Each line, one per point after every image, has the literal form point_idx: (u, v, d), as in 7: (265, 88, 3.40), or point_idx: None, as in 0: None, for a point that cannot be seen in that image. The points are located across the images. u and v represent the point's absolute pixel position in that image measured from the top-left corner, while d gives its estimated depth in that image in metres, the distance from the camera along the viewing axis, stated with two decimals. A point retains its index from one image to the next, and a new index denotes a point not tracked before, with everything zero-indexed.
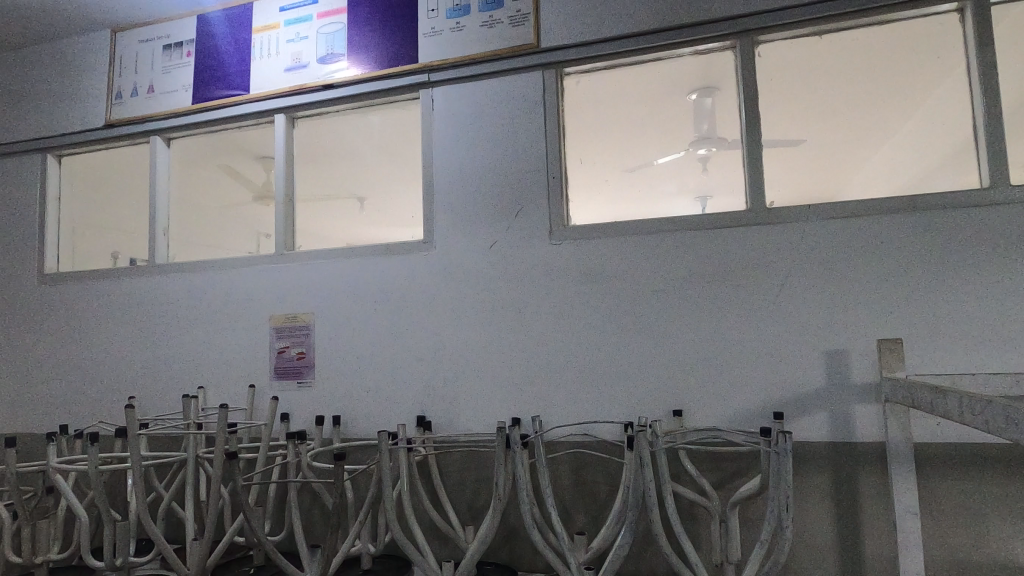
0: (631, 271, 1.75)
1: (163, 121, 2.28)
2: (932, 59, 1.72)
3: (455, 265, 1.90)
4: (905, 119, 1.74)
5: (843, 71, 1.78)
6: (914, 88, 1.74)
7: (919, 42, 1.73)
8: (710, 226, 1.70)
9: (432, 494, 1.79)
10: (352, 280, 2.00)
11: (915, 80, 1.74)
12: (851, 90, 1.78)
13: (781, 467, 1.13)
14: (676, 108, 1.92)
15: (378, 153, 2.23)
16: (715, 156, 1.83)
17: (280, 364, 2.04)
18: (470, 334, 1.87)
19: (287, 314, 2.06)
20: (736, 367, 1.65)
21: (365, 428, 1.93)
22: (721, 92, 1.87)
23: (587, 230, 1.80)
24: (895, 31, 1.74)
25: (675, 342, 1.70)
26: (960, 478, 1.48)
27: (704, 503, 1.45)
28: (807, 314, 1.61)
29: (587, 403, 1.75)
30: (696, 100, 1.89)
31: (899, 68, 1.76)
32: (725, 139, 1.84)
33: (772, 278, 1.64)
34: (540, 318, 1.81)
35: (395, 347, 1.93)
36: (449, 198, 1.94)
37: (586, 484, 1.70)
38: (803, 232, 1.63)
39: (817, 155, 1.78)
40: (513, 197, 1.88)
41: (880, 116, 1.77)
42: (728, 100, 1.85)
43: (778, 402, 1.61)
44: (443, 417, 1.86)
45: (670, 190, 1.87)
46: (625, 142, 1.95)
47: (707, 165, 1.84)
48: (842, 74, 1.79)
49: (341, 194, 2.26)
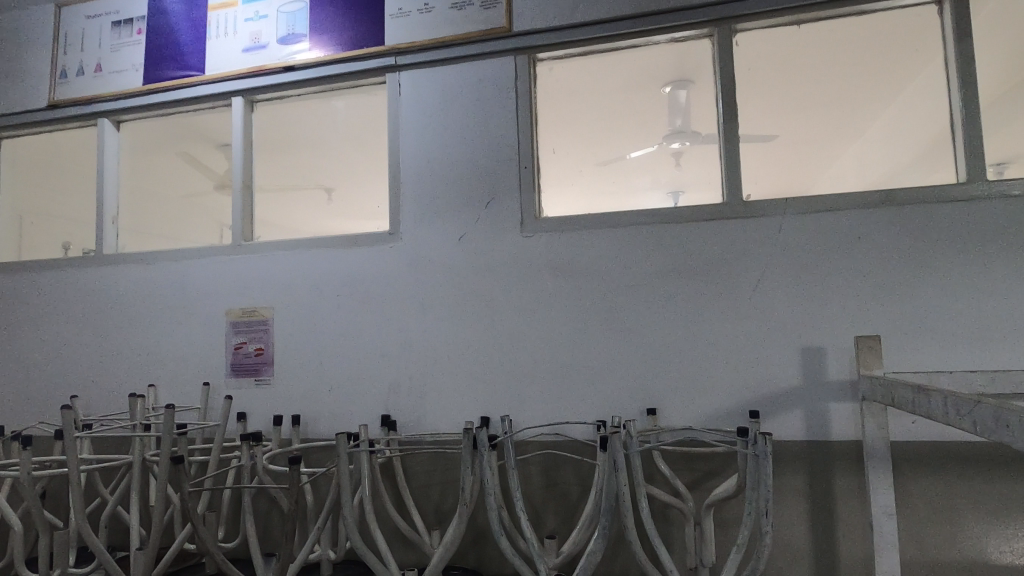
0: (604, 265, 1.69)
1: (111, 103, 2.15)
2: (908, 52, 1.71)
3: (422, 258, 1.82)
4: (878, 115, 1.75)
5: (818, 65, 1.77)
6: (887, 81, 1.73)
7: (895, 35, 1.71)
8: (686, 220, 1.65)
9: (396, 497, 1.71)
10: (314, 273, 1.91)
11: (890, 74, 1.74)
12: (825, 85, 1.77)
13: (761, 469, 1.08)
14: (648, 100, 1.88)
15: (344, 140, 2.18)
16: (688, 151, 1.81)
17: (237, 361, 1.94)
18: (437, 330, 1.79)
19: (245, 309, 1.95)
20: (712, 365, 1.60)
21: (327, 428, 1.84)
22: (695, 85, 1.82)
23: (560, 223, 1.74)
24: (872, 23, 1.71)
25: (650, 338, 1.65)
26: (934, 477, 1.46)
27: (679, 505, 1.40)
28: (784, 310, 1.57)
29: (559, 401, 1.69)
30: (671, 93, 1.86)
31: (874, 62, 1.74)
32: (699, 133, 1.80)
33: (749, 274, 1.60)
34: (510, 314, 1.74)
35: (359, 343, 1.84)
36: (416, 188, 1.86)
37: (557, 485, 1.65)
38: (780, 227, 1.59)
39: (790, 149, 1.76)
40: (483, 187, 1.81)
41: (854, 110, 1.77)
42: (705, 90, 1.80)
43: (753, 401, 1.57)
44: (408, 416, 1.78)
45: (643, 185, 1.86)
46: (600, 134, 1.91)
47: (680, 160, 1.82)
48: (817, 67, 1.77)
49: (307, 183, 2.23)
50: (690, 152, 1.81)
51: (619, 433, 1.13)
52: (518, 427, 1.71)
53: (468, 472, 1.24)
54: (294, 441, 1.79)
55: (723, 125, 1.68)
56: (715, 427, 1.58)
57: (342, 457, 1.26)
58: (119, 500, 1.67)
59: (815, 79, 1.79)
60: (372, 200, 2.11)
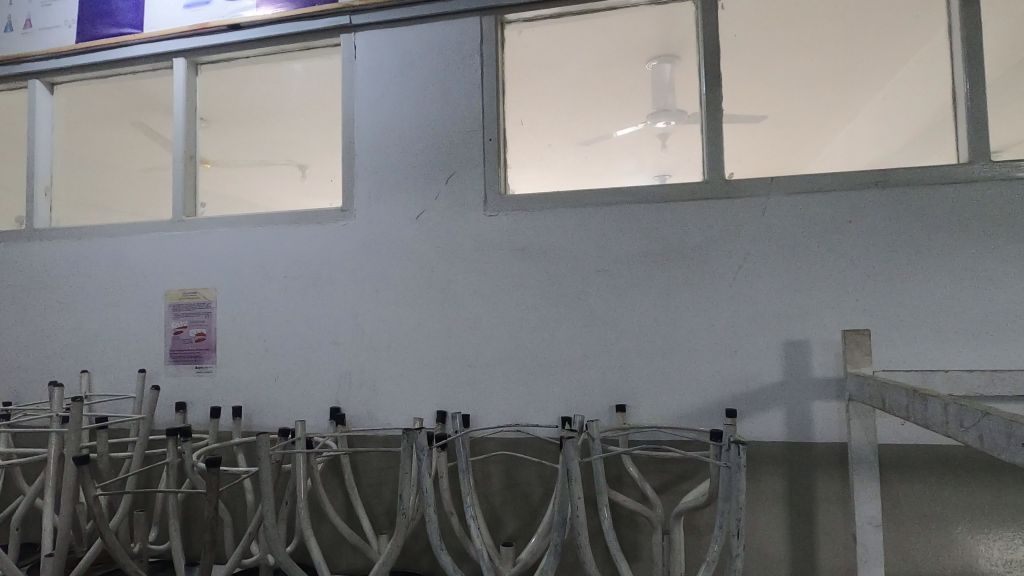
0: (573, 248, 1.55)
1: (41, 62, 1.96)
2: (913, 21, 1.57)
3: (377, 237, 1.67)
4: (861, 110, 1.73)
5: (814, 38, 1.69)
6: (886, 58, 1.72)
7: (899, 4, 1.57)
8: (662, 200, 1.51)
9: (345, 496, 1.58)
10: (260, 253, 1.75)
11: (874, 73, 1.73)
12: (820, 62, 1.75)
13: (735, 482, 0.94)
14: (631, 77, 1.79)
15: (304, 107, 2.06)
16: (675, 132, 1.67)
17: (177, 346, 1.79)
18: (392, 316, 1.64)
19: (185, 290, 1.80)
20: (686, 357, 1.47)
21: (273, 420, 1.70)
22: (681, 61, 1.70)
23: (526, 201, 1.59)
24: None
25: (620, 329, 1.51)
26: (923, 483, 1.34)
27: (646, 513, 1.28)
28: (766, 300, 1.44)
29: (522, 395, 1.55)
30: (655, 68, 1.75)
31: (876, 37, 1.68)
32: (685, 112, 1.66)
33: (729, 260, 1.47)
34: (470, 299, 1.60)
35: (308, 330, 1.70)
36: (373, 161, 1.70)
37: (517, 486, 1.52)
38: (764, 208, 1.45)
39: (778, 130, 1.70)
40: (444, 161, 1.65)
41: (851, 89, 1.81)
42: (689, 65, 1.67)
43: (730, 398, 1.44)
44: (359, 409, 1.64)
45: (630, 169, 1.75)
46: (589, 112, 1.84)
47: (666, 142, 1.69)
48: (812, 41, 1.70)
49: (281, 159, 2.14)
50: (677, 133, 1.67)
51: (576, 440, 0.98)
52: (477, 422, 1.57)
53: (407, 478, 1.09)
54: (235, 435, 1.64)
55: (706, 96, 1.53)
56: (688, 425, 1.46)
57: (263, 461, 1.10)
58: (38, 496, 1.53)
59: (795, 61, 1.74)
60: (329, 171, 1.99)
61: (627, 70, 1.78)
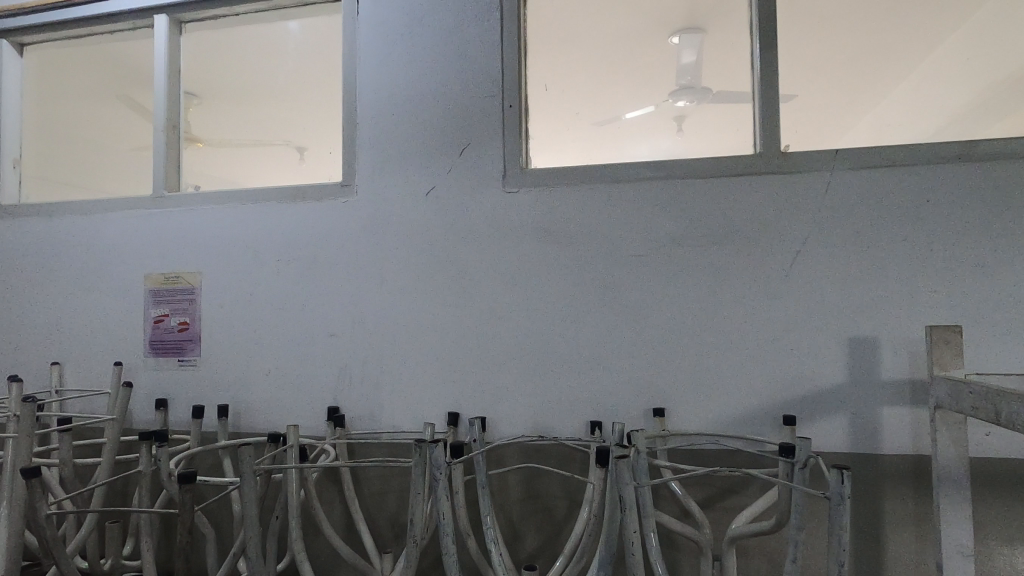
0: (604, 229, 1.37)
1: (7, 20, 1.77)
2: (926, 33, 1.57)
3: (381, 216, 1.48)
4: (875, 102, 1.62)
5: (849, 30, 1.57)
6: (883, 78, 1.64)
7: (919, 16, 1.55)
8: (707, 175, 1.32)
9: (344, 508, 1.41)
10: (250, 233, 1.57)
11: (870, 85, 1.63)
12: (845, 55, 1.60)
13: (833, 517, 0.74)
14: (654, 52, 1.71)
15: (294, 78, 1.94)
16: (693, 114, 1.59)
17: (157, 337, 1.60)
18: (398, 306, 1.46)
19: (167, 274, 1.61)
20: (734, 354, 1.29)
21: (264, 420, 1.52)
22: (709, 34, 1.60)
23: (550, 176, 1.40)
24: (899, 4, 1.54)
25: (659, 322, 1.33)
26: (1009, 501, 1.17)
27: (695, 536, 1.10)
28: (829, 290, 1.25)
29: (544, 396, 1.37)
30: (678, 44, 1.67)
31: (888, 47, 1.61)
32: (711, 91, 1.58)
33: (786, 243, 1.28)
34: (487, 287, 1.41)
35: (303, 320, 1.52)
36: (377, 131, 1.51)
37: (539, 498, 1.34)
38: (826, 185, 1.27)
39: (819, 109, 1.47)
40: (456, 131, 1.46)
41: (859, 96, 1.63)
42: (722, 38, 1.57)
43: (786, 402, 1.26)
44: (360, 410, 1.47)
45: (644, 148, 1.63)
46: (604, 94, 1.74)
47: (682, 125, 1.61)
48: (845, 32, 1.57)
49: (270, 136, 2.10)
50: (695, 114, 1.59)
51: (629, 458, 0.79)
52: (493, 425, 1.39)
53: (419, 502, 0.90)
54: (220, 438, 1.46)
55: (759, 55, 1.33)
56: (736, 432, 1.28)
57: (245, 477, 0.91)
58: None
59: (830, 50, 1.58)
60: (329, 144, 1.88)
61: (650, 43, 1.71)
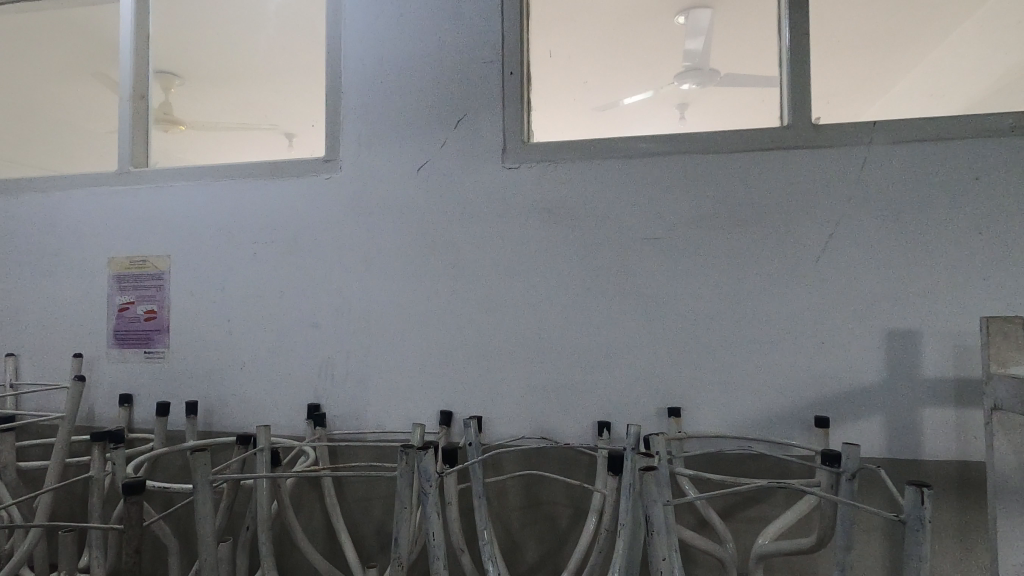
0: (613, 209, 1.24)
1: None
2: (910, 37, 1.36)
3: (367, 196, 1.35)
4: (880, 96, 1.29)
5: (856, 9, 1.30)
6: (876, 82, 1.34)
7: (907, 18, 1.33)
8: (729, 149, 1.20)
9: (325, 515, 1.28)
10: (223, 214, 1.43)
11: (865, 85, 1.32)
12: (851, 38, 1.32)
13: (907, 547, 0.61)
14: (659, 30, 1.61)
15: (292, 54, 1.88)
16: (696, 99, 1.63)
17: (122, 326, 1.46)
18: (386, 293, 1.33)
19: (133, 258, 1.47)
20: (758, 349, 1.17)
21: (238, 418, 1.39)
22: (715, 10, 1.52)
23: (554, 150, 1.27)
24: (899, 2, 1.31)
25: (674, 313, 1.20)
26: None
27: (719, 554, 0.97)
28: (865, 278, 1.13)
29: (545, 393, 1.25)
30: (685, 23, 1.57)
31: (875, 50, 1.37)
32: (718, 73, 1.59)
33: (816, 226, 1.16)
34: (483, 272, 1.28)
35: (281, 309, 1.38)
36: (363, 100, 1.37)
37: (540, 506, 1.22)
38: (862, 162, 1.14)
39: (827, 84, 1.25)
40: (450, 102, 1.33)
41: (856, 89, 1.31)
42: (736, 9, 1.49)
43: (816, 402, 1.14)
44: (343, 408, 1.33)
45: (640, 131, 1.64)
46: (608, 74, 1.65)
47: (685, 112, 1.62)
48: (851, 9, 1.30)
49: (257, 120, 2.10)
50: (698, 100, 1.64)
51: (657, 471, 0.66)
52: (489, 424, 1.26)
53: (405, 522, 0.76)
54: (188, 439, 1.33)
55: (788, 15, 1.20)
56: (760, 435, 1.15)
57: (199, 492, 0.77)
58: None
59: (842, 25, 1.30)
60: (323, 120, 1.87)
61: (652, 21, 1.58)
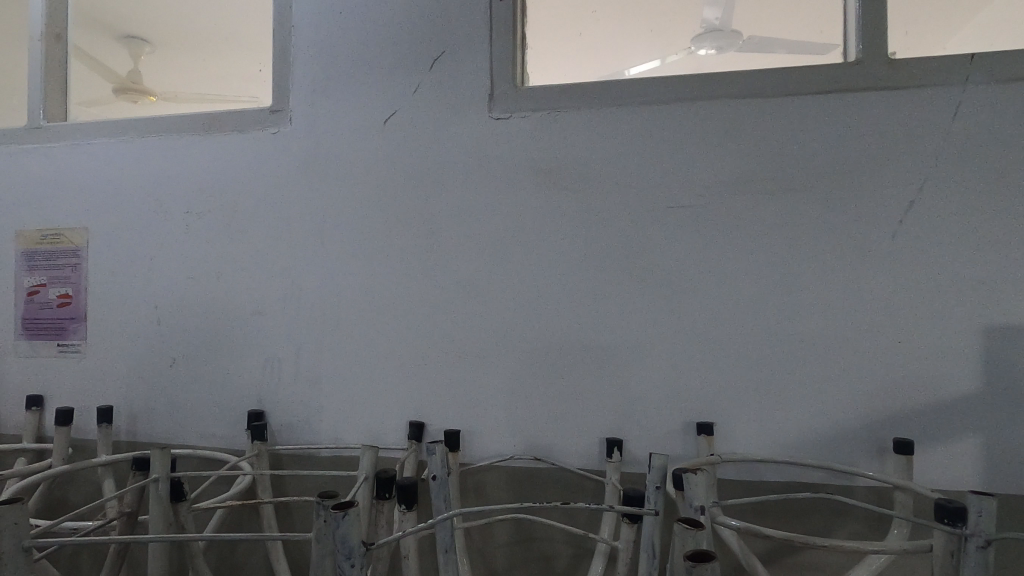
0: (629, 170, 0.98)
1: None
2: None
3: (322, 154, 1.09)
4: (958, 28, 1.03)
5: None
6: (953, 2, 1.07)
7: None
8: (780, 93, 0.93)
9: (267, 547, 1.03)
10: (150, 177, 1.17)
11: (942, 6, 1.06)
12: None
13: None
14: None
15: None
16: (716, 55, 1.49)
17: (31, 313, 1.21)
18: (345, 277, 1.07)
19: (43, 231, 1.22)
20: (814, 349, 0.91)
21: (168, 426, 1.14)
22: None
23: (555, 94, 1.00)
24: None
25: (705, 302, 0.94)
26: None
27: None
28: (958, 260, 0.87)
29: (540, 401, 0.99)
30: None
31: None
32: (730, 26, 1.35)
33: (891, 191, 0.90)
34: (463, 249, 1.03)
35: (218, 293, 1.13)
36: (320, 37, 1.11)
37: (533, 542, 0.97)
38: (954, 109, 0.88)
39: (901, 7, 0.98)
40: (425, 36, 1.07)
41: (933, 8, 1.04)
42: None
43: (890, 419, 0.88)
44: (292, 416, 1.08)
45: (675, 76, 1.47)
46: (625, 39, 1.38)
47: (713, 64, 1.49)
48: None
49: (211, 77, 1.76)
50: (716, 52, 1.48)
51: (710, 563, 0.41)
52: (471, 440, 1.01)
53: None
54: (101, 451, 1.08)
55: None
56: (814, 459, 0.90)
57: None
58: None
59: None
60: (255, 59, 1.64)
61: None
